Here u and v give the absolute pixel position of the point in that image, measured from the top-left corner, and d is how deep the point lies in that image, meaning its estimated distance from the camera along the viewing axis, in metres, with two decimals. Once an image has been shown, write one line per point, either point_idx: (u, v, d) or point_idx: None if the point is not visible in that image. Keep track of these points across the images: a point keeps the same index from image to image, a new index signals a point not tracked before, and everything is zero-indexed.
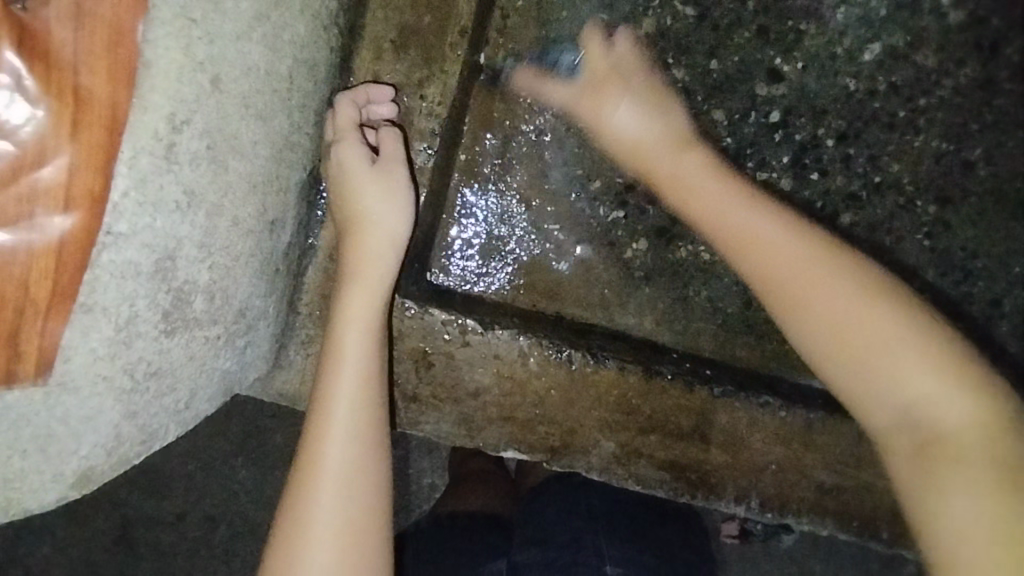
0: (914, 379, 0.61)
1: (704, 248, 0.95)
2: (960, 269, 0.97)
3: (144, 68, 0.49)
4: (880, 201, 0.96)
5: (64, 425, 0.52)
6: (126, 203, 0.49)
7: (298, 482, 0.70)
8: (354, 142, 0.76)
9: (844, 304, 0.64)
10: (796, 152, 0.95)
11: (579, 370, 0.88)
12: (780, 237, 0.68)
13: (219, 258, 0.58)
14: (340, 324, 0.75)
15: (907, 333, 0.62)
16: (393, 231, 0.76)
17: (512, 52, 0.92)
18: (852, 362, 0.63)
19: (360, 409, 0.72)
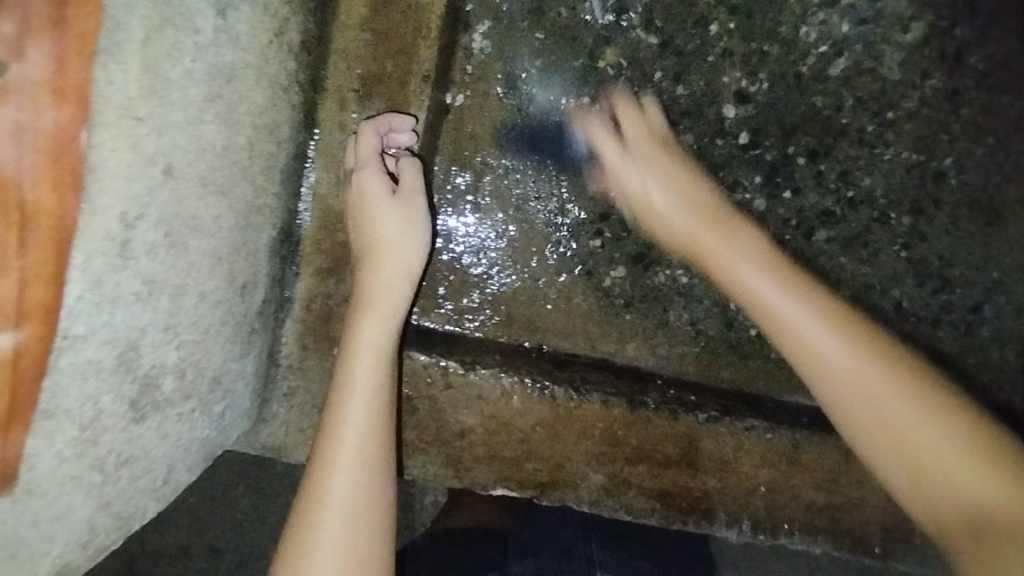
0: (943, 450, 0.65)
1: (681, 272, 0.94)
2: (938, 277, 0.97)
3: (91, 173, 0.49)
4: (855, 215, 0.96)
5: (35, 529, 0.52)
6: (82, 305, 0.50)
7: (302, 510, 0.67)
8: (374, 171, 0.78)
9: (890, 414, 0.66)
10: (768, 172, 0.95)
11: (563, 405, 0.87)
12: (837, 350, 0.69)
13: (187, 336, 0.59)
14: (350, 349, 0.74)
15: (970, 440, 0.65)
16: (410, 260, 0.78)
17: (477, 89, 0.92)
18: (910, 463, 0.66)
19: (370, 434, 0.71)
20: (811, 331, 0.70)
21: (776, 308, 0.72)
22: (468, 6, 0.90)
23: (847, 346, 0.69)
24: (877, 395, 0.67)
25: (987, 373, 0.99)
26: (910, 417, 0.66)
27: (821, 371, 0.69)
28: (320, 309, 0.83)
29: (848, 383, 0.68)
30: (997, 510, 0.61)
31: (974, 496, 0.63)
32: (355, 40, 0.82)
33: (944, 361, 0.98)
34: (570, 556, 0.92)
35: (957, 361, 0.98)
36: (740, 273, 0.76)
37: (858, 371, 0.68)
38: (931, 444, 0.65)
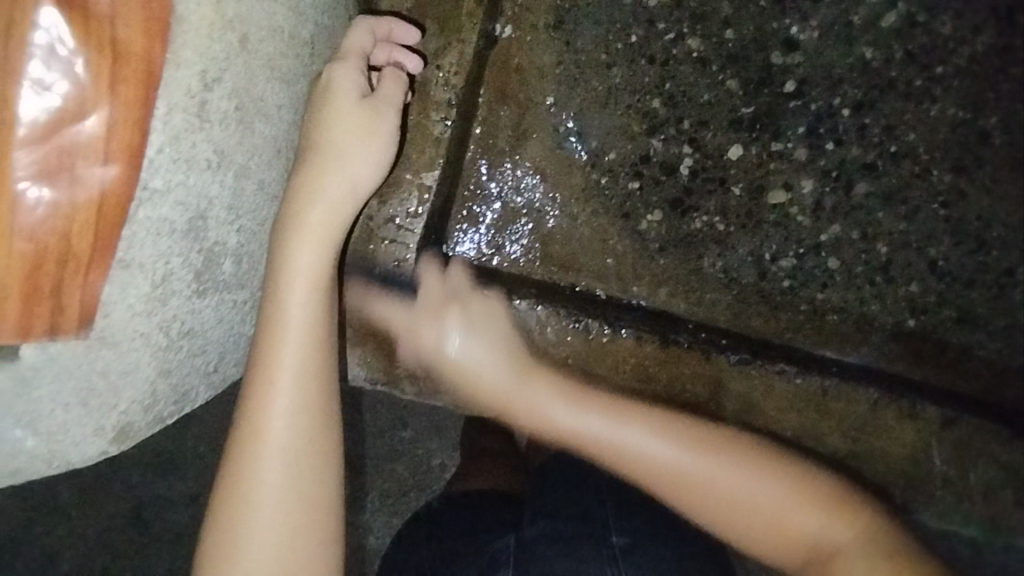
0: (723, 484, 0.66)
1: (718, 219, 0.95)
2: (975, 236, 0.91)
3: (178, 24, 0.53)
4: (896, 170, 0.96)
5: (104, 380, 0.57)
6: (161, 159, 0.53)
7: (237, 452, 0.63)
8: (353, 68, 0.69)
9: (651, 447, 0.68)
10: (812, 122, 0.95)
11: (595, 339, 0.91)
12: (651, 440, 0.68)
13: (247, 222, 0.65)
14: (280, 277, 0.66)
15: (745, 462, 0.67)
16: (359, 180, 0.70)
17: (528, 24, 0.93)
18: (706, 498, 0.66)
19: (306, 375, 0.65)
20: (588, 412, 0.72)
21: (631, 452, 0.68)
22: None
23: (659, 436, 0.69)
24: (688, 470, 0.66)
25: None
26: (726, 468, 0.66)
27: (615, 466, 0.70)
28: (363, 231, 0.88)
29: (644, 463, 0.68)
30: (754, 517, 0.65)
31: (761, 517, 0.64)
32: None
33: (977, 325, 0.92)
34: (585, 520, 0.90)
35: None
36: (549, 411, 0.73)
37: (681, 457, 0.67)
38: (754, 493, 0.65)
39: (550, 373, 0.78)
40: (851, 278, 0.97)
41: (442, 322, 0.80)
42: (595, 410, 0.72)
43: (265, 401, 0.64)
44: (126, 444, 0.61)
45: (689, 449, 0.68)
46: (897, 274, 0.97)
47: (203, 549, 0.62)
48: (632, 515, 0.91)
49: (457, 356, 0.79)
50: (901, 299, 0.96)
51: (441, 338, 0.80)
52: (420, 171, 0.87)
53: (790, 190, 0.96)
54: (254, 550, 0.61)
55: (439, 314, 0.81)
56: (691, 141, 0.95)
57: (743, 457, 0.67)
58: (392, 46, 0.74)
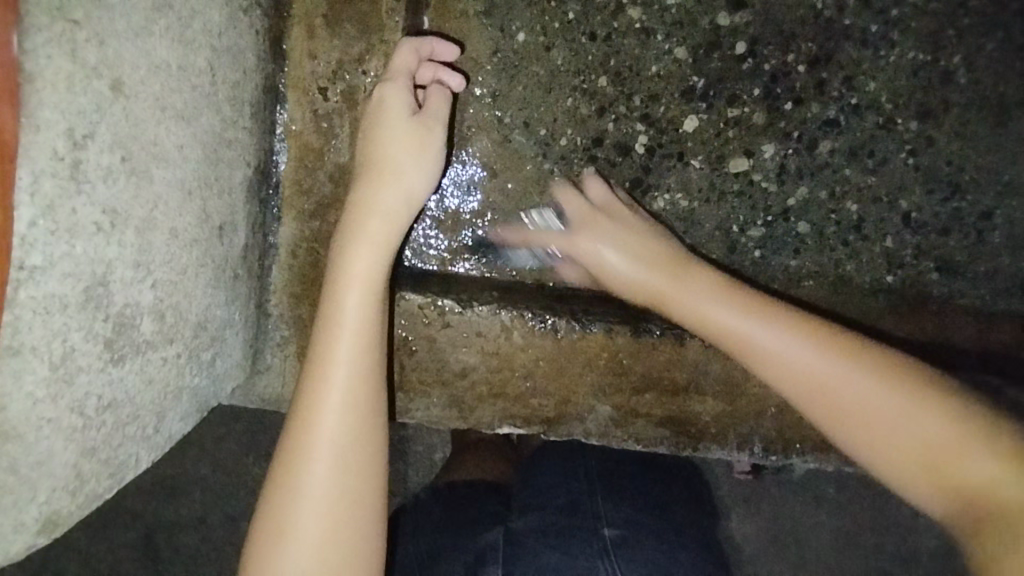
0: (884, 422, 0.65)
1: (680, 196, 0.93)
2: (947, 183, 0.93)
3: (28, 83, 0.45)
4: (859, 123, 0.92)
5: (15, 476, 0.50)
6: (36, 234, 0.46)
7: (292, 446, 0.67)
8: (400, 88, 0.75)
9: (783, 342, 0.71)
10: (767, 82, 0.91)
11: (565, 337, 0.85)
12: (793, 349, 0.70)
13: (162, 275, 0.58)
14: (339, 281, 0.71)
15: (838, 354, 0.69)
16: (415, 187, 0.75)
17: (456, 13, 0.87)
18: (848, 358, 0.69)
19: (358, 373, 0.69)
20: (691, 293, 0.78)
21: (786, 355, 0.71)
22: None
23: (778, 328, 0.72)
24: (855, 391, 0.67)
25: (999, 281, 0.95)
26: (859, 385, 0.67)
27: (762, 362, 0.72)
28: (306, 255, 0.80)
29: (782, 364, 0.71)
30: (874, 422, 0.66)
31: (909, 443, 0.64)
32: None
33: (953, 270, 0.95)
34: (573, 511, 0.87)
35: (968, 269, 0.95)
36: (703, 302, 0.76)
37: (845, 375, 0.68)
38: (860, 399, 0.67)
39: (738, 283, 0.78)
40: (823, 240, 0.95)
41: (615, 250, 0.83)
42: (731, 308, 0.75)
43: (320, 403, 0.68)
44: (56, 532, 0.55)
45: (866, 370, 0.68)
46: (869, 231, 0.94)
47: (252, 535, 0.66)
48: (621, 506, 0.87)
49: (608, 257, 0.83)
50: (876, 254, 0.95)
51: (596, 248, 0.83)
52: None
53: (751, 157, 0.92)
54: (298, 540, 0.64)
55: (594, 225, 0.84)
56: (643, 117, 0.91)
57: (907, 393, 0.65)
58: (436, 65, 0.77)
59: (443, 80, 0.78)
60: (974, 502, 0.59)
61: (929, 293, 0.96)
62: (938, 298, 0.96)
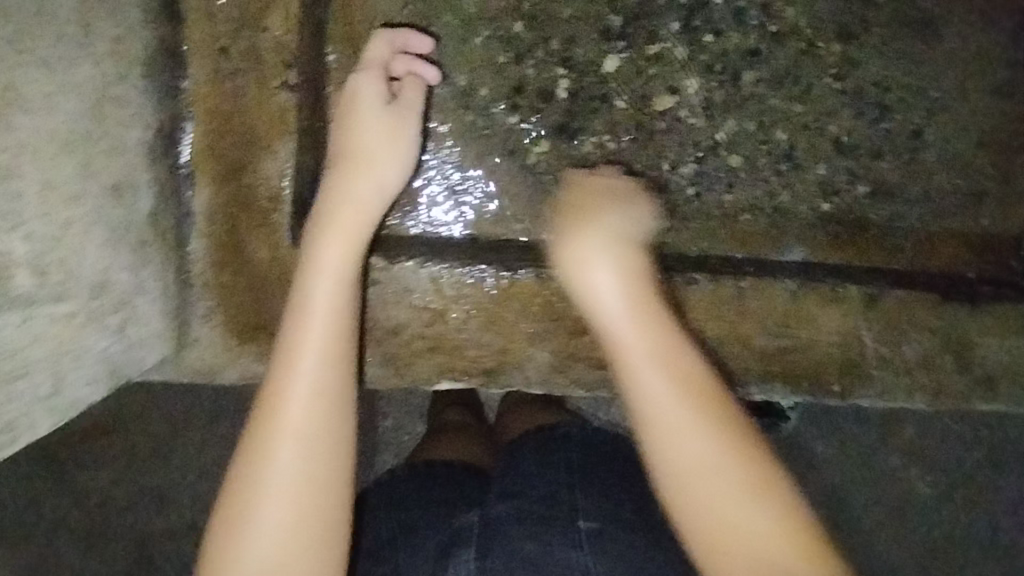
0: (742, 520, 0.62)
1: (607, 137, 0.91)
2: (875, 105, 0.93)
3: None
4: (782, 51, 0.91)
5: None
6: None
7: (257, 432, 0.66)
8: (372, 80, 0.78)
9: (705, 453, 0.64)
10: (685, 16, 0.90)
11: (497, 287, 0.84)
12: (699, 447, 0.65)
13: (38, 227, 0.61)
14: (310, 270, 0.71)
15: (744, 480, 0.63)
16: (388, 177, 0.78)
17: None
18: (746, 490, 0.63)
19: (329, 359, 0.69)
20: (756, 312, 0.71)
21: (680, 434, 0.65)
22: None
23: (711, 435, 0.65)
24: (745, 528, 0.62)
25: (936, 200, 0.95)
26: (757, 519, 0.62)
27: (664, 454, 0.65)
28: (224, 221, 0.80)
29: (686, 461, 0.65)
30: (733, 548, 0.62)
31: None
32: None
33: (891, 193, 0.94)
34: (551, 502, 0.85)
35: (904, 191, 0.95)
36: (660, 387, 0.67)
37: (774, 530, 0.62)
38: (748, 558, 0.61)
39: (693, 363, 0.68)
40: (755, 171, 0.94)
41: (376, 124, 0.78)
42: (677, 400, 0.66)
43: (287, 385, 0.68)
44: None
45: (765, 503, 0.63)
46: (802, 160, 0.94)
47: (212, 528, 0.64)
48: (602, 502, 0.86)
49: (369, 133, 0.77)
50: (810, 182, 0.94)
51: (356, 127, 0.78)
52: (273, 147, 0.79)
53: (676, 94, 0.91)
54: (261, 526, 0.63)
55: (393, 130, 0.78)
56: (563, 61, 0.90)
57: (773, 494, 0.63)
58: (409, 58, 0.81)
59: (418, 73, 0.82)
60: None
61: (870, 220, 0.95)
62: (879, 223, 0.95)
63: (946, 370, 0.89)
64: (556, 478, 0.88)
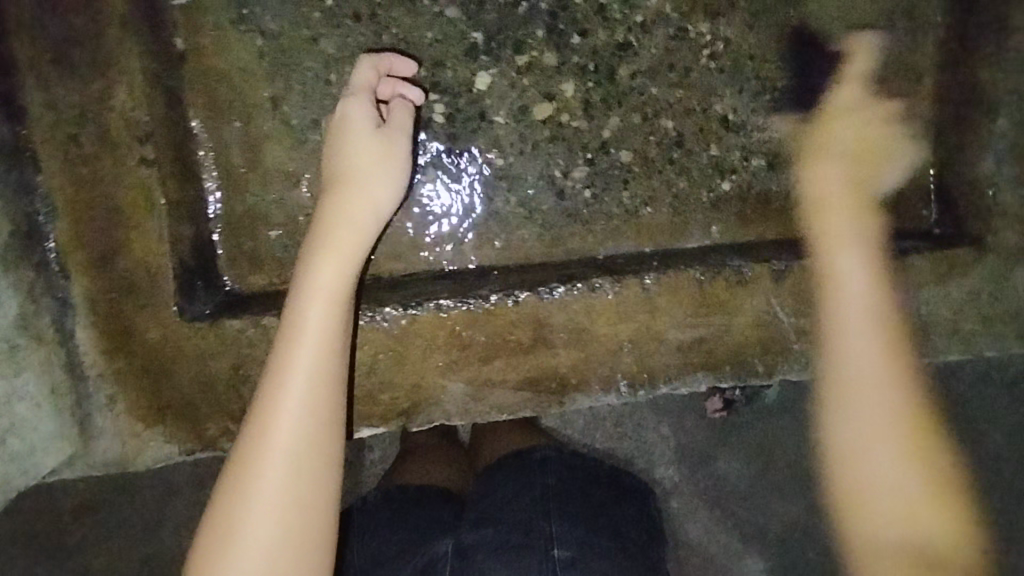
0: (901, 477, 0.67)
1: (493, 155, 0.90)
2: (754, 79, 0.92)
3: None
4: (651, 40, 0.90)
5: None
6: None
7: (246, 446, 0.65)
8: (363, 102, 0.76)
9: (871, 410, 0.70)
10: (548, 21, 0.88)
11: (399, 327, 0.83)
12: (867, 409, 0.71)
13: None
14: (304, 291, 0.70)
15: (912, 436, 0.69)
16: (379, 198, 0.77)
17: (214, 27, 0.82)
18: (909, 438, 0.69)
19: (318, 375, 0.67)
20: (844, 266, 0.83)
21: (850, 383, 0.73)
22: None
23: (885, 394, 0.71)
24: (902, 488, 0.67)
25: None
26: (913, 485, 0.67)
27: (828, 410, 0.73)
28: (107, 307, 0.78)
29: (847, 421, 0.71)
30: (876, 499, 0.67)
31: (898, 554, 0.64)
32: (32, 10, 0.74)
33: (786, 163, 0.94)
34: (528, 530, 0.85)
35: (801, 158, 0.94)
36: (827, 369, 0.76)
37: (921, 489, 0.67)
38: (914, 508, 0.66)
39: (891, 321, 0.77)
40: (648, 164, 0.92)
41: (335, 162, 0.77)
42: (834, 406, 0.72)
43: (279, 402, 0.66)
44: None
45: (920, 469, 0.67)
46: (692, 144, 0.93)
47: (198, 540, 0.64)
48: (578, 526, 0.86)
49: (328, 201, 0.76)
50: (705, 166, 0.93)
51: (338, 156, 0.77)
52: (141, 225, 0.77)
53: (554, 100, 0.90)
54: (247, 542, 0.62)
55: (348, 172, 0.76)
56: (434, 86, 0.88)
57: (940, 496, 0.67)
58: (394, 82, 0.79)
59: (403, 94, 0.80)
60: None
61: (771, 192, 0.94)
62: (781, 194, 0.94)
63: None
64: (532, 506, 0.88)
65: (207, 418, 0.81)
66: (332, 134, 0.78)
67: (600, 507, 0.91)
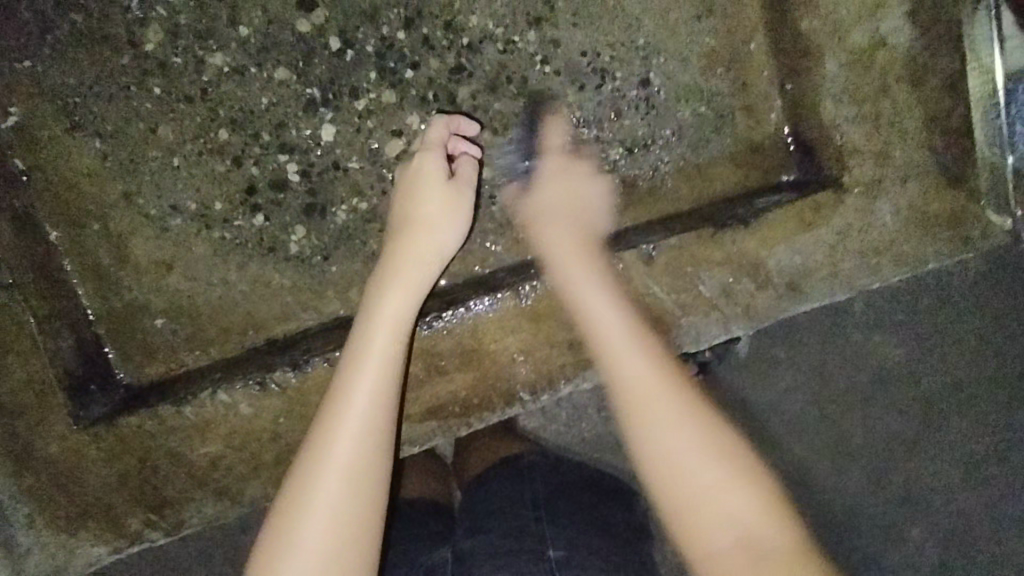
0: (690, 456, 0.70)
1: (357, 200, 0.92)
2: (592, 73, 0.94)
3: None
4: (483, 58, 0.92)
5: None
6: None
7: (308, 457, 0.71)
8: (434, 153, 0.85)
9: (659, 399, 0.74)
10: (377, 61, 0.90)
11: (293, 386, 0.84)
12: (664, 397, 0.75)
13: None
14: (370, 318, 0.78)
15: (710, 434, 0.72)
16: (441, 244, 0.83)
17: (52, 139, 0.84)
18: (701, 424, 0.72)
19: (379, 402, 0.73)
20: (565, 237, 0.89)
21: (644, 375, 0.76)
22: None
23: (663, 396, 0.75)
24: (687, 462, 0.70)
25: (689, 134, 0.96)
26: (710, 455, 0.70)
27: (625, 393, 0.76)
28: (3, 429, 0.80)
29: (642, 402, 0.75)
30: (681, 460, 0.70)
31: (722, 513, 0.67)
32: None
33: (645, 145, 0.95)
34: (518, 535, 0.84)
35: (658, 138, 0.95)
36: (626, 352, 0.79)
37: (716, 472, 0.69)
38: (738, 462, 0.70)
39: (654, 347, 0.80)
40: (510, 176, 0.94)
41: (412, 206, 0.84)
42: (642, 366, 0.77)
43: (343, 422, 0.72)
44: None
45: (737, 448, 0.71)
46: (548, 147, 0.94)
47: (264, 537, 0.68)
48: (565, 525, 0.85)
49: (414, 236, 0.83)
50: (565, 165, 0.95)
51: (409, 202, 0.84)
52: (19, 346, 0.80)
53: (402, 135, 0.91)
54: (304, 545, 0.66)
55: (420, 220, 0.83)
56: (281, 148, 0.89)
57: (743, 478, 0.69)
58: (462, 139, 0.87)
59: (467, 151, 0.88)
60: (755, 543, 0.64)
61: (636, 177, 0.96)
62: (645, 176, 0.96)
63: (752, 290, 0.90)
64: (523, 514, 0.87)
65: (128, 514, 0.82)
66: (408, 175, 0.85)
67: (572, 506, 0.89)
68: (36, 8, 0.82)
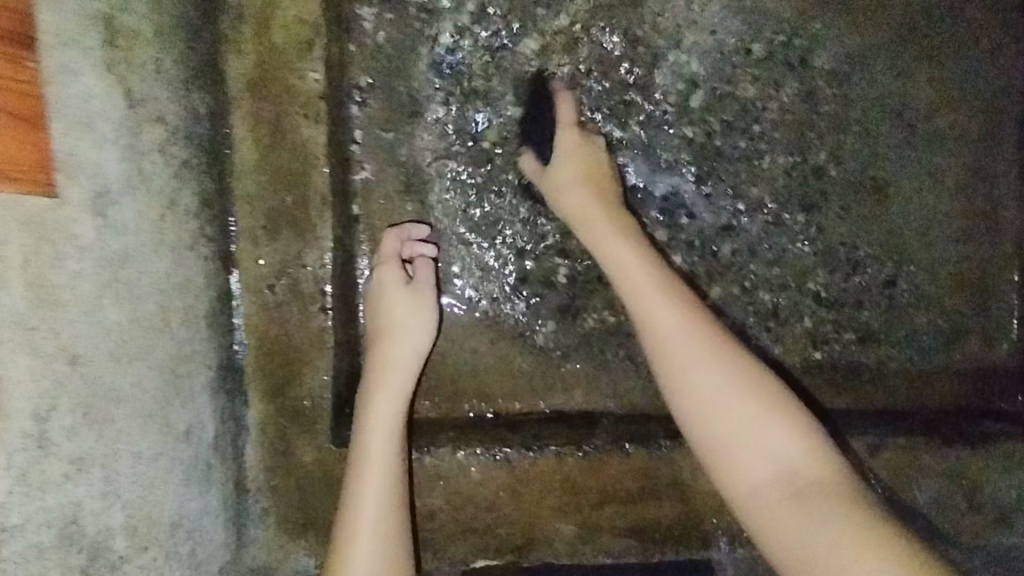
0: (745, 444, 0.76)
1: (608, 312, 0.98)
2: (846, 262, 1.02)
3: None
4: (752, 223, 1.02)
5: None
6: (12, 500, 0.52)
7: (336, 561, 0.80)
8: (391, 268, 0.89)
9: (716, 399, 0.78)
10: (661, 203, 1.02)
11: (518, 465, 0.93)
12: (718, 395, 0.78)
13: (131, 498, 0.64)
14: (363, 429, 0.84)
15: (753, 409, 0.77)
16: (418, 343, 0.88)
17: (385, 196, 0.95)
18: (736, 430, 0.77)
19: (382, 507, 0.81)
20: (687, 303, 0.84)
21: (711, 382, 0.79)
22: (356, 131, 0.95)
23: (739, 393, 0.78)
24: (748, 453, 0.76)
25: (920, 339, 1.02)
26: (763, 441, 0.76)
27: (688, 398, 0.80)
28: (273, 429, 0.90)
29: (709, 406, 0.78)
30: (741, 451, 0.76)
31: (783, 481, 0.74)
32: (254, 179, 0.90)
33: (876, 338, 1.02)
34: None
35: (890, 335, 1.02)
36: (688, 366, 0.80)
37: (776, 453, 0.75)
38: (759, 476, 0.75)
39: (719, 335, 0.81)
40: (747, 331, 1.01)
41: (383, 313, 0.88)
42: (715, 374, 0.79)
43: (356, 531, 0.80)
44: None
45: (780, 433, 0.76)
46: (787, 315, 1.02)
47: None
48: None
49: (403, 340, 0.87)
50: (799, 334, 1.02)
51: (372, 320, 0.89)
52: (315, 362, 0.92)
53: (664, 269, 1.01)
54: None
55: (397, 324, 0.88)
56: (559, 252, 0.98)
57: (793, 439, 0.76)
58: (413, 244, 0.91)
59: (421, 252, 0.92)
60: (821, 513, 0.70)
61: (861, 364, 1.02)
62: (869, 365, 1.02)
63: (955, 506, 0.96)
64: None
65: None
66: (372, 291, 0.90)
67: None
68: (411, 92, 0.96)
